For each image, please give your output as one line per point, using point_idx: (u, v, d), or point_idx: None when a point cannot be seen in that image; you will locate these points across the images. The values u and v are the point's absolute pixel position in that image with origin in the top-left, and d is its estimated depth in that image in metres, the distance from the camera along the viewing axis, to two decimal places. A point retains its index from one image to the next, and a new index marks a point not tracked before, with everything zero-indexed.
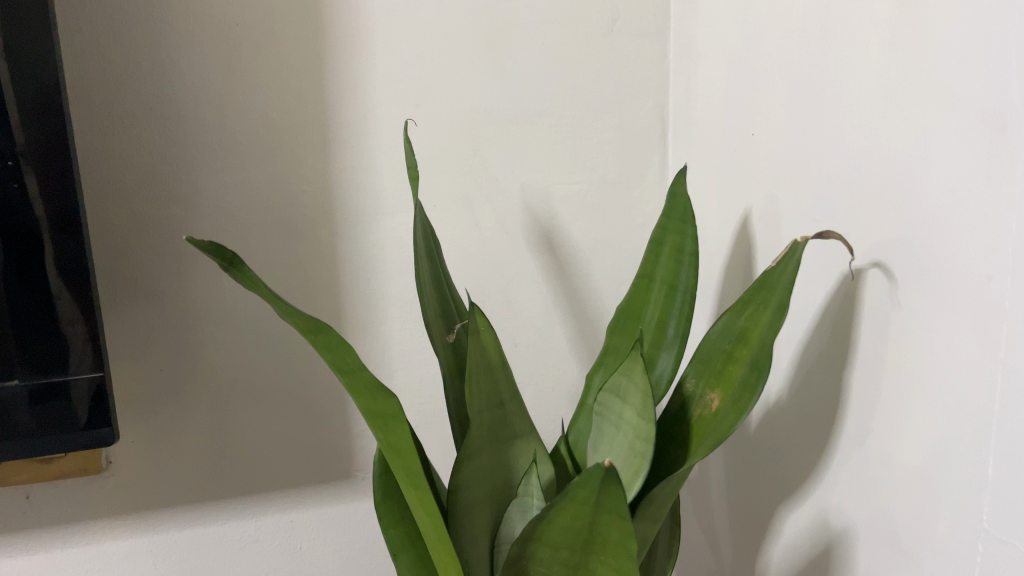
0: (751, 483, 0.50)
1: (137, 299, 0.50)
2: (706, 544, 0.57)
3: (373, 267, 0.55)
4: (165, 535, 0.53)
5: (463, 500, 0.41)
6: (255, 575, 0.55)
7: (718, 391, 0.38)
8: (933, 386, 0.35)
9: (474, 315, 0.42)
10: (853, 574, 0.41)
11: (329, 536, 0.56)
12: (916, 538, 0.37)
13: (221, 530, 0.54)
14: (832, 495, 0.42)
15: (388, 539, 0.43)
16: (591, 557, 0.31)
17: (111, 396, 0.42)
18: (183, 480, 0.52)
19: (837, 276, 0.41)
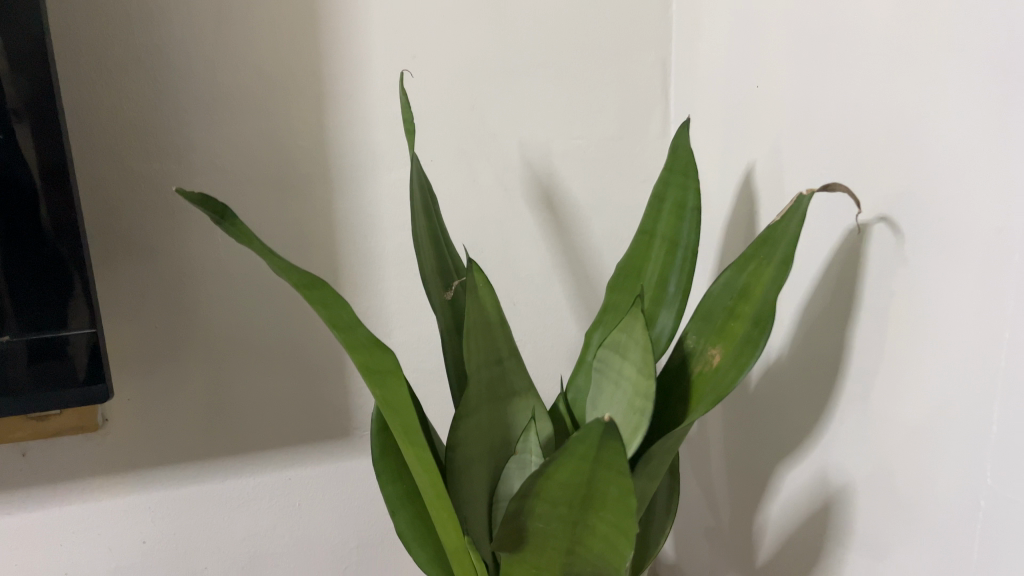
0: (750, 441, 0.50)
1: (129, 256, 0.49)
2: (704, 501, 0.57)
3: (370, 224, 0.55)
4: (163, 493, 0.53)
5: (462, 456, 0.41)
6: (254, 532, 0.55)
7: (719, 347, 0.37)
8: (938, 342, 0.34)
9: (472, 272, 0.41)
10: (852, 531, 0.41)
11: (328, 493, 0.56)
12: (915, 495, 0.36)
13: (219, 487, 0.54)
14: (832, 452, 0.42)
15: (387, 496, 0.44)
16: (589, 513, 0.31)
17: (105, 354, 0.42)
18: (180, 439, 0.52)
19: (842, 231, 0.40)
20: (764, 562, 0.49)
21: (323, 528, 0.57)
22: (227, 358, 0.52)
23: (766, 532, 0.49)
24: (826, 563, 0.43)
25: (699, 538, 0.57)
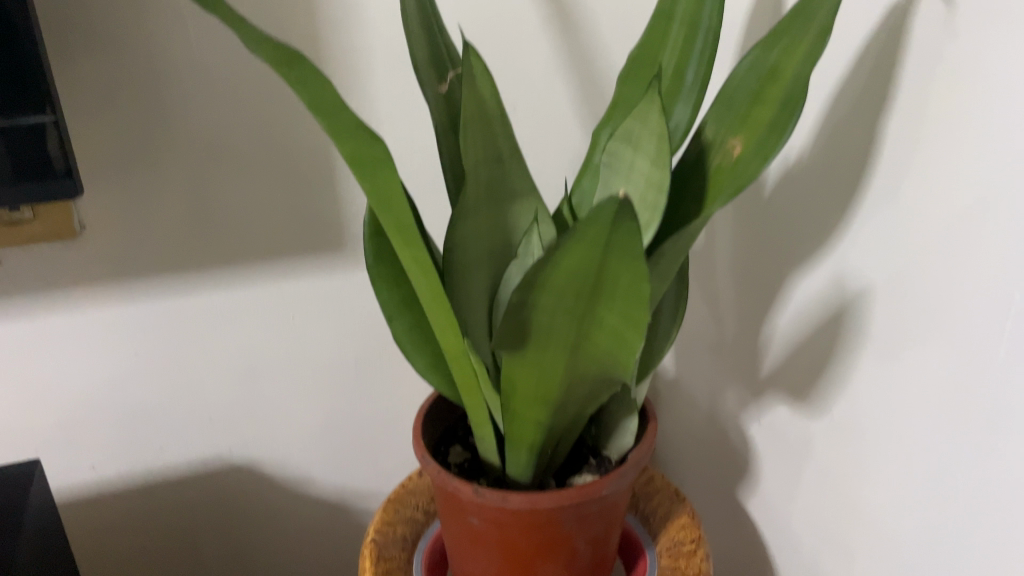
0: (759, 250, 0.47)
1: (88, 44, 0.44)
2: (708, 315, 0.55)
3: (355, 14, 0.50)
4: (151, 304, 0.51)
5: (460, 259, 0.39)
6: (249, 343, 0.54)
7: (742, 136, 0.34)
8: (984, 127, 0.32)
9: (470, 58, 0.37)
10: (867, 334, 0.39)
11: (322, 308, 0.54)
12: (942, 291, 0.35)
13: (210, 299, 0.52)
14: (851, 253, 0.40)
15: (383, 303, 0.42)
16: (597, 303, 0.29)
17: (67, 143, 0.38)
18: (164, 247, 0.50)
19: (888, 4, 0.35)
20: (769, 372, 0.48)
21: (319, 343, 0.55)
22: (206, 165, 0.49)
23: (772, 342, 0.47)
24: (839, 368, 0.42)
25: (701, 352, 0.56)
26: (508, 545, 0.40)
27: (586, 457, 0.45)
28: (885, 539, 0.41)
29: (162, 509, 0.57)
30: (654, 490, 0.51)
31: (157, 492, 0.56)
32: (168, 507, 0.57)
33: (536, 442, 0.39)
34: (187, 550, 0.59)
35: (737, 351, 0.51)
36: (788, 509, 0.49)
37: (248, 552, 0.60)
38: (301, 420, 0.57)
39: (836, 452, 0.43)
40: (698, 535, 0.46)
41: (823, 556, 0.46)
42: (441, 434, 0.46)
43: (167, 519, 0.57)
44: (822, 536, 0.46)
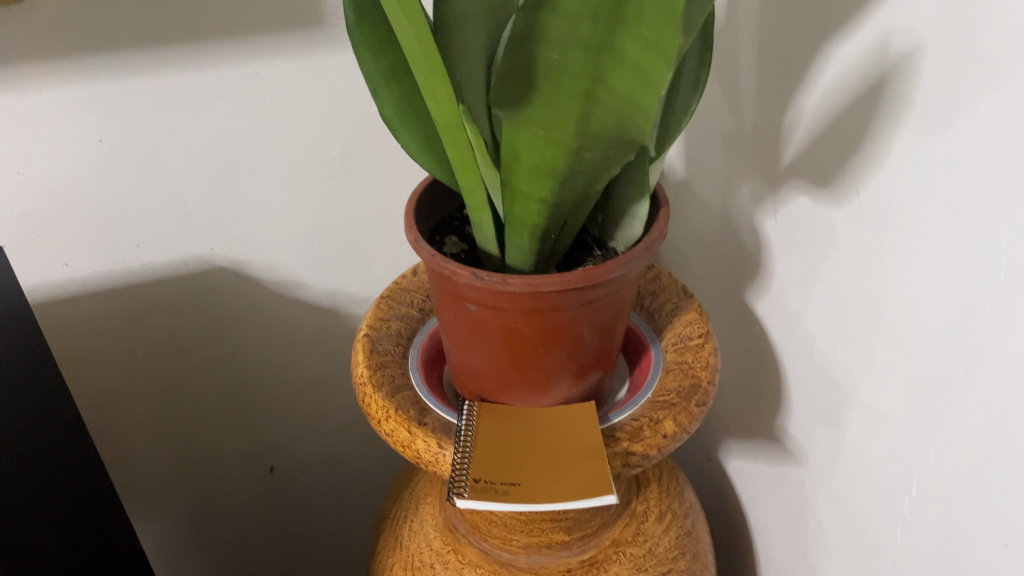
0: (790, 21, 0.42)
1: None
2: (726, 103, 0.50)
3: None
4: (113, 85, 0.46)
5: (454, 12, 0.34)
6: (226, 133, 0.50)
7: None
8: None
9: None
10: (910, 104, 0.35)
11: (304, 93, 0.50)
12: (1001, 45, 0.30)
13: (178, 81, 0.47)
14: (901, 11, 0.35)
15: (367, 71, 0.37)
16: (618, 30, 0.25)
17: None
18: (121, 20, 0.44)
19: None
20: (790, 160, 0.44)
21: (301, 134, 0.51)
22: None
23: (797, 125, 0.43)
24: (871, 147, 0.38)
25: (716, 146, 0.52)
26: (508, 330, 0.38)
27: (591, 248, 0.42)
28: (900, 325, 0.39)
29: (147, 308, 0.55)
30: (659, 288, 0.49)
31: (141, 291, 0.54)
32: (153, 307, 0.55)
33: (539, 224, 0.36)
34: (178, 349, 0.58)
35: (754, 142, 0.47)
36: (799, 304, 0.47)
37: (239, 348, 0.60)
38: (287, 218, 0.55)
39: (858, 239, 0.41)
40: (706, 330, 0.44)
41: (831, 348, 0.45)
42: (437, 224, 0.43)
43: (153, 318, 0.56)
44: (832, 329, 0.44)
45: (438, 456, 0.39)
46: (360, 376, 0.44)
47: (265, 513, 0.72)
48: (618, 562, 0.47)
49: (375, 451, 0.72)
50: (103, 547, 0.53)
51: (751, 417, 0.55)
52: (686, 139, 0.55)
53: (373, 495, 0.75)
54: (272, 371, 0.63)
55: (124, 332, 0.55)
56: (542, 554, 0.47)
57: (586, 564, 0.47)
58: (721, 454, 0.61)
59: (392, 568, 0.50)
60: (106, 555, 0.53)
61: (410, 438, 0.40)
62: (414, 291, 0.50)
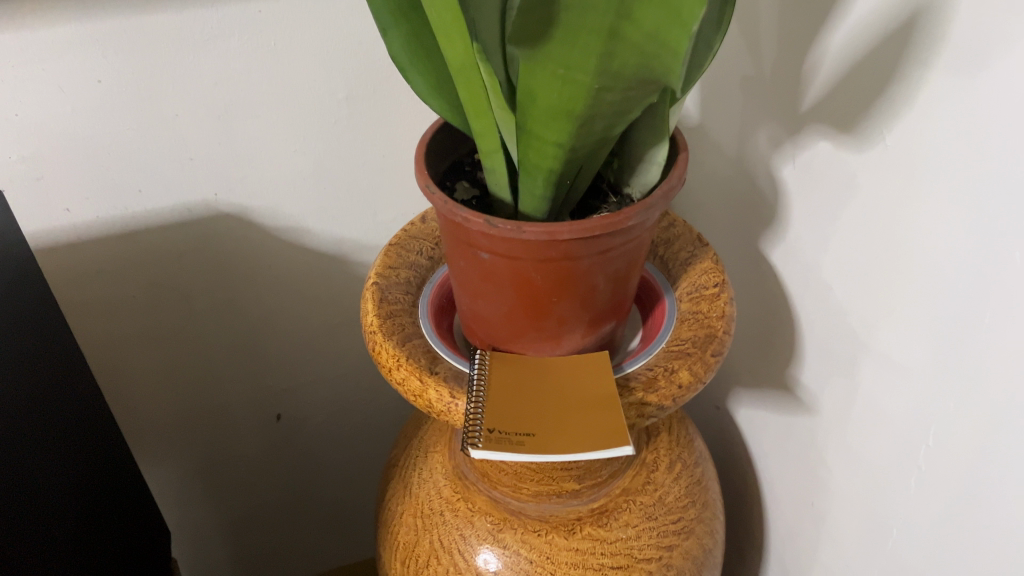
0: None
1: None
2: (744, 44, 0.48)
3: None
4: (111, 22, 0.44)
5: None
6: (227, 74, 0.48)
7: None
8: None
9: None
10: (942, 44, 0.34)
11: (308, 31, 0.48)
12: None
13: (177, 19, 0.45)
14: None
15: (375, 7, 0.35)
16: None
17: None
18: None
19: None
20: (811, 104, 0.43)
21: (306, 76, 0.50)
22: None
23: (820, 66, 0.41)
24: (898, 90, 0.37)
25: (733, 89, 0.50)
26: (522, 279, 0.37)
27: (605, 194, 0.41)
28: (922, 274, 0.38)
29: (149, 254, 0.54)
30: (674, 237, 0.48)
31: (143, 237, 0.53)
32: (156, 254, 0.54)
33: (555, 169, 0.34)
34: (181, 296, 0.57)
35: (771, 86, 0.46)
36: (816, 252, 0.46)
37: (245, 295, 0.59)
38: (291, 163, 0.53)
39: (882, 185, 0.40)
40: (722, 279, 0.43)
41: (849, 297, 0.44)
42: (447, 170, 0.42)
43: (156, 265, 0.55)
44: (852, 278, 0.43)
45: (450, 405, 0.38)
46: (369, 325, 0.43)
47: (273, 460, 0.72)
48: (628, 510, 0.47)
49: (382, 398, 0.72)
50: (112, 493, 0.53)
51: (763, 367, 0.54)
52: (702, 82, 0.54)
53: (380, 442, 0.75)
54: (278, 318, 0.62)
55: (126, 279, 0.54)
56: (552, 502, 0.47)
57: (597, 513, 0.47)
58: (731, 403, 0.60)
59: (402, 516, 0.50)
60: (116, 502, 0.53)
61: (422, 387, 0.39)
62: (423, 239, 0.49)
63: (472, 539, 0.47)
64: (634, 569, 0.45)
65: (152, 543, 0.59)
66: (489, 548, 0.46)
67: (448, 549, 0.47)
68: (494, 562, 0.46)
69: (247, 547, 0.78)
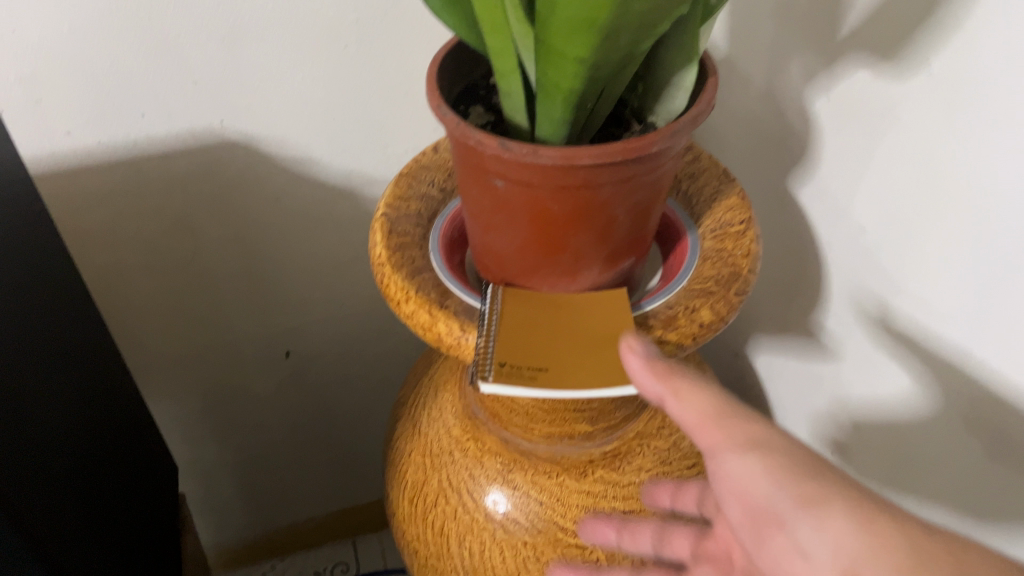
0: None
1: None
2: None
3: None
4: None
5: None
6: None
7: None
8: None
9: None
10: None
11: None
12: None
13: None
14: None
15: None
16: None
17: None
18: None
19: None
20: (847, 32, 0.40)
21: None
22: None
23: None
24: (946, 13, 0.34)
25: (763, 16, 0.47)
26: (537, 209, 0.35)
27: (629, 120, 0.39)
28: (963, 212, 0.36)
29: (153, 182, 0.52)
30: (698, 172, 0.45)
31: (145, 164, 0.51)
32: (160, 182, 0.52)
33: (575, 89, 0.32)
34: (187, 227, 0.56)
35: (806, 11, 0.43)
36: (847, 191, 0.44)
37: (252, 227, 0.58)
38: (300, 91, 0.51)
39: (922, 117, 0.37)
40: (749, 216, 0.41)
41: (881, 238, 0.42)
42: (460, 94, 0.40)
43: (160, 194, 0.53)
44: (885, 217, 0.41)
45: (460, 340, 0.37)
46: (378, 257, 0.41)
47: (282, 397, 0.71)
48: (642, 454, 0.46)
49: (393, 337, 0.70)
50: (120, 427, 0.52)
51: (785, 310, 0.52)
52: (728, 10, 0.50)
53: (390, 382, 0.75)
54: (286, 253, 0.61)
55: (130, 208, 0.53)
56: (564, 444, 0.46)
57: (610, 455, 0.46)
58: (749, 348, 0.59)
59: (410, 454, 0.49)
60: (123, 436, 0.53)
61: (431, 321, 0.38)
62: (435, 170, 0.47)
63: (481, 479, 0.46)
64: (646, 513, 0.45)
65: (159, 475, 0.59)
66: (498, 489, 0.45)
67: (457, 488, 0.46)
68: (504, 503, 0.45)
69: (257, 483, 0.78)
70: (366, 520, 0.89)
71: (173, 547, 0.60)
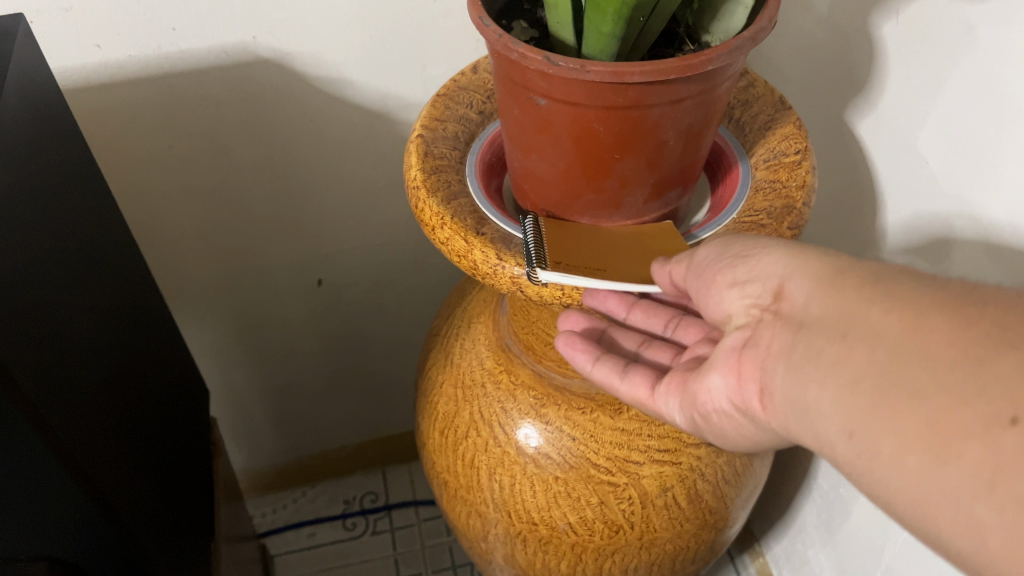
0: None
1: None
2: None
3: None
4: None
5: None
6: None
7: None
8: None
9: None
10: None
11: None
12: None
13: None
14: None
15: None
16: None
17: None
18: None
19: None
20: None
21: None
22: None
23: None
24: None
25: None
26: (582, 130, 0.33)
27: (680, 40, 0.37)
28: None
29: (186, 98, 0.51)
30: (752, 99, 0.43)
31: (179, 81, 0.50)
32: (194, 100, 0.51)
33: (628, 1, 0.30)
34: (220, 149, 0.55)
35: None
36: (914, 122, 0.41)
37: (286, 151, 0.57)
38: (335, 6, 0.49)
39: (1003, 37, 0.34)
40: (805, 146, 0.39)
41: (950, 172, 0.39)
42: (503, 8, 0.37)
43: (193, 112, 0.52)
44: (955, 142, 0.38)
45: (497, 268, 0.35)
46: (412, 180, 0.40)
47: (315, 326, 0.71)
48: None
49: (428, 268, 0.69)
50: (152, 353, 0.52)
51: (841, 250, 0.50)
52: None
53: (425, 314, 0.74)
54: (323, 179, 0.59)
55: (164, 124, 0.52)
56: None
57: None
58: None
59: (442, 385, 0.49)
60: (156, 360, 0.52)
61: (467, 248, 0.36)
62: (473, 92, 0.45)
63: (514, 413, 0.45)
64: (681, 453, 0.43)
65: (191, 398, 0.59)
66: (530, 423, 0.44)
67: (489, 421, 0.45)
68: (536, 438, 0.44)
69: (290, 411, 0.79)
70: (396, 451, 0.89)
71: (205, 471, 0.60)
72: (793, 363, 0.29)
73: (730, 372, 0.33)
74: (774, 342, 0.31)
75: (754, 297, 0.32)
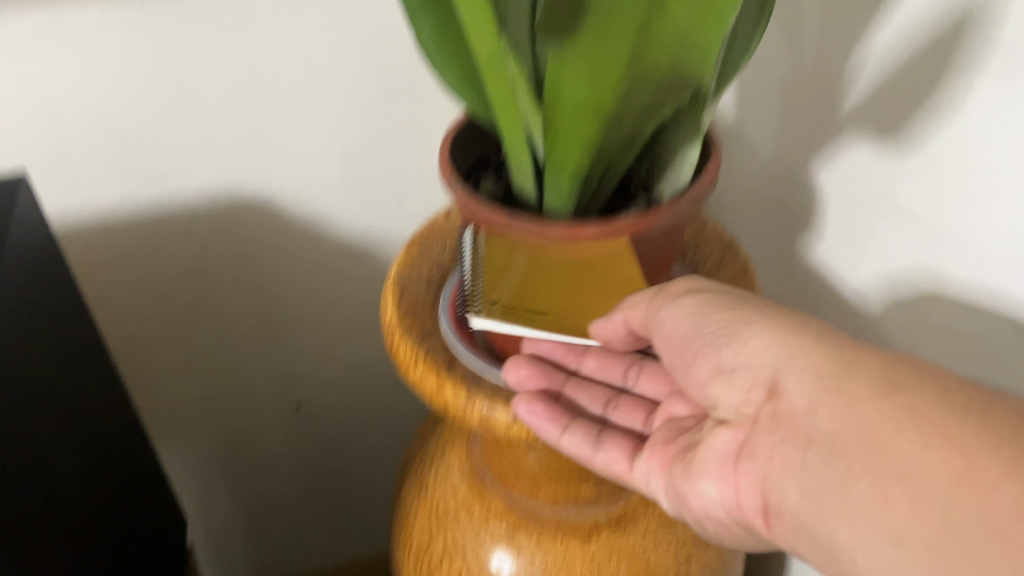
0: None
1: None
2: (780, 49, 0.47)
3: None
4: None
5: None
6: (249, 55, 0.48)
7: None
8: None
9: None
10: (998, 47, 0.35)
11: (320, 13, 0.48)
12: None
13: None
14: None
15: None
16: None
17: None
18: None
19: None
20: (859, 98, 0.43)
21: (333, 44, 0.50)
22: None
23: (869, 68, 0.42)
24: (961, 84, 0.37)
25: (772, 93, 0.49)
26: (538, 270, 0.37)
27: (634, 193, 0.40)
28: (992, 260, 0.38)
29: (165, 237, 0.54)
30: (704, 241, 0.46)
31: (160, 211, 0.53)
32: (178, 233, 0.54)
33: (581, 169, 0.34)
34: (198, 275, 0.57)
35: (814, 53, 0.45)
36: (871, 249, 0.45)
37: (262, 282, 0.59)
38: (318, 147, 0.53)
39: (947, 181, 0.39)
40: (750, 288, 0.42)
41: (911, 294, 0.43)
42: (473, 166, 0.41)
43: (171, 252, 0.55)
44: (911, 258, 0.42)
45: (465, 405, 0.38)
46: (389, 324, 0.42)
47: (292, 447, 0.72)
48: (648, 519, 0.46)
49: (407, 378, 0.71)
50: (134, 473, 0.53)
51: None
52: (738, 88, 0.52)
53: (400, 431, 0.75)
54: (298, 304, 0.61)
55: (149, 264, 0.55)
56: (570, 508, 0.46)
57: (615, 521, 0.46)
58: None
59: (416, 511, 0.50)
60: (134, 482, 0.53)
61: (436, 387, 0.39)
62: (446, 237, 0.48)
63: (486, 541, 0.46)
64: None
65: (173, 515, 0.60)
66: (503, 550, 0.45)
67: (462, 547, 0.47)
68: (509, 565, 0.45)
69: (267, 532, 0.78)
70: None
71: None
72: (804, 479, 0.36)
73: (727, 485, 0.40)
74: (775, 452, 0.38)
75: (740, 386, 0.40)
